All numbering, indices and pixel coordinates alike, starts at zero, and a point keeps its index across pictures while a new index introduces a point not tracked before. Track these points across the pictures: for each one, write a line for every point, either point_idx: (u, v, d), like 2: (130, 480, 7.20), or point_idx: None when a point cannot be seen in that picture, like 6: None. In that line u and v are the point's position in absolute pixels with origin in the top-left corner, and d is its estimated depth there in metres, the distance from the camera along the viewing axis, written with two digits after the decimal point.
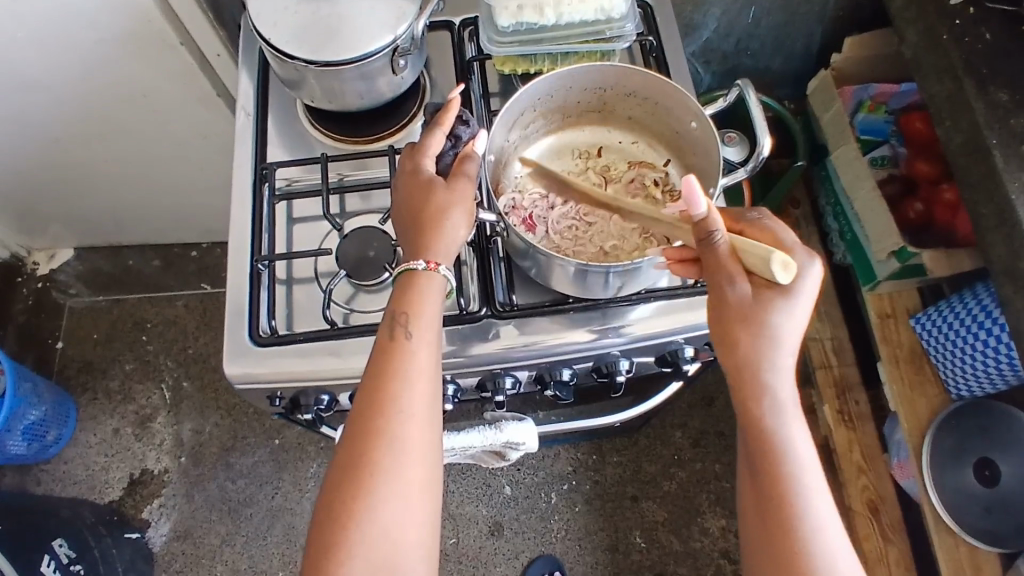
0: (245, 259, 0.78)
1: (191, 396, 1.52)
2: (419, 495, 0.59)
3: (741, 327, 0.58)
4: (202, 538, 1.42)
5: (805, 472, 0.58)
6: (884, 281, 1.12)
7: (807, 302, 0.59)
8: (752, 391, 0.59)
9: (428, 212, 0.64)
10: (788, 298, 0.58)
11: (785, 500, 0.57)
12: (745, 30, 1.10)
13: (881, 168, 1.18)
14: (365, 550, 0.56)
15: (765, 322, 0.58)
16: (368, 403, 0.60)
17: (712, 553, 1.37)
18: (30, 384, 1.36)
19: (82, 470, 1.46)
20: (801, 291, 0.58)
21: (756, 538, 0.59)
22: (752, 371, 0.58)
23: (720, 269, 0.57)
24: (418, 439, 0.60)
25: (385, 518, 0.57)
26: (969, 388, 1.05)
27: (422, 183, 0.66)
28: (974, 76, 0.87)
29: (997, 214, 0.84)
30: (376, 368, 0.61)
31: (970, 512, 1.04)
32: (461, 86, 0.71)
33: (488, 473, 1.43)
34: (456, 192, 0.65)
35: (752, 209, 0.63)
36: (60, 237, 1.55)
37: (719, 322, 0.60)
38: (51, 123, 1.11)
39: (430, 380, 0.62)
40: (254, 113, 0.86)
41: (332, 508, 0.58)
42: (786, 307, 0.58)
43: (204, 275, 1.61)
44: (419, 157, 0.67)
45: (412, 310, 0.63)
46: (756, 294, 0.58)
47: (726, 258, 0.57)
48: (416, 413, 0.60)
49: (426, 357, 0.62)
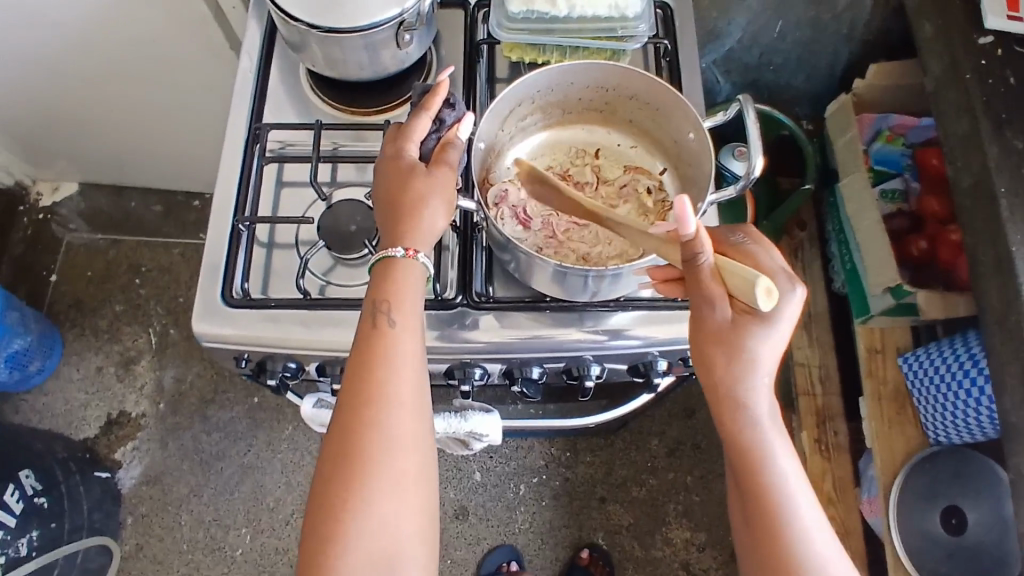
0: (227, 216, 0.77)
1: (176, 344, 1.52)
2: (413, 483, 0.60)
3: (717, 351, 0.58)
4: (171, 486, 1.43)
5: (796, 490, 0.58)
6: (877, 315, 1.11)
7: (787, 328, 0.58)
8: (734, 424, 0.58)
9: (407, 199, 0.63)
10: (766, 324, 0.57)
11: (777, 522, 0.57)
12: (770, 43, 1.07)
13: (891, 202, 1.15)
14: (360, 540, 0.57)
15: (739, 348, 0.57)
16: (353, 393, 0.60)
17: (672, 563, 1.37)
18: (19, 313, 1.37)
19: (61, 404, 1.47)
20: (781, 316, 0.57)
21: (750, 562, 0.59)
22: (733, 400, 0.58)
23: (702, 291, 0.56)
24: (407, 427, 0.60)
25: (379, 508, 0.58)
26: (948, 435, 1.03)
27: (401, 170, 0.65)
28: (992, 119, 0.85)
29: (995, 264, 0.82)
30: (359, 359, 0.61)
31: (931, 557, 1.03)
32: (451, 68, 0.69)
33: (460, 457, 1.43)
34: (437, 179, 0.64)
35: (736, 233, 0.63)
36: (65, 170, 1.55)
37: (696, 345, 0.59)
38: (61, 55, 1.10)
39: (416, 367, 0.62)
40: (255, 70, 0.85)
41: (323, 501, 0.58)
42: (765, 333, 0.57)
43: (203, 226, 1.61)
44: (402, 142, 0.66)
45: (395, 297, 0.62)
46: (734, 319, 0.57)
47: (708, 279, 0.55)
48: (404, 401, 0.60)
49: (412, 344, 0.62)
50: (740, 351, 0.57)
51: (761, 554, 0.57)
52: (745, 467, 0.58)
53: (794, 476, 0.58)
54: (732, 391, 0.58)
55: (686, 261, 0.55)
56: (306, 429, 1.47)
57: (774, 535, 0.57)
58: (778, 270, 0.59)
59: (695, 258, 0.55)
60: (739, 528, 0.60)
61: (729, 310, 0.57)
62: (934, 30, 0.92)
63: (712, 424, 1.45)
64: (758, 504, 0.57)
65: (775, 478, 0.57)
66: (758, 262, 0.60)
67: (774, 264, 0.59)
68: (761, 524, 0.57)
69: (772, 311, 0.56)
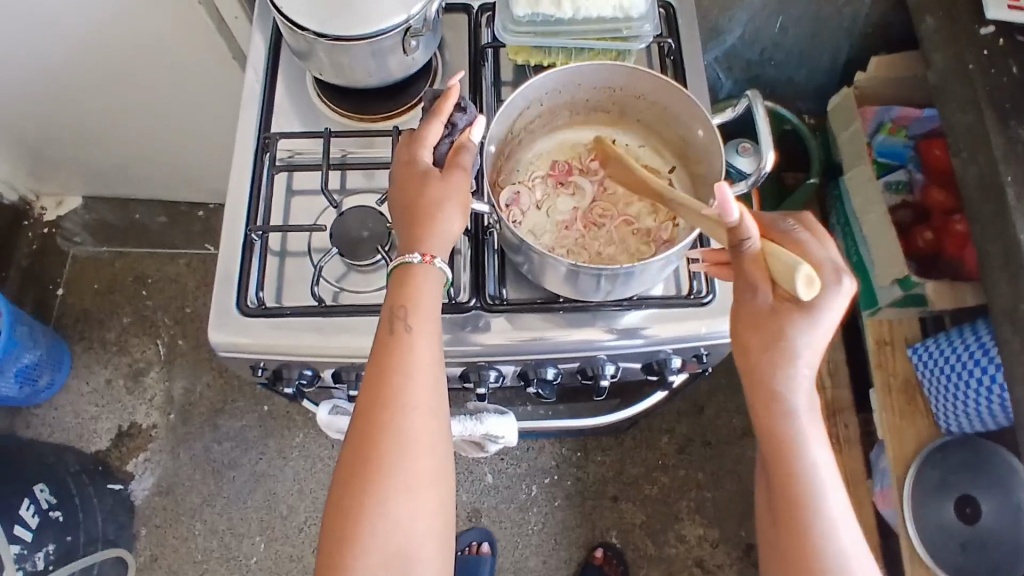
0: (239, 227, 0.77)
1: (184, 354, 1.53)
2: (430, 488, 0.60)
3: (755, 335, 0.59)
4: (183, 496, 1.43)
5: (827, 488, 0.58)
6: (885, 307, 1.11)
7: (830, 322, 0.58)
8: (769, 418, 0.59)
9: (422, 205, 0.64)
10: (807, 315, 0.57)
11: (804, 517, 0.58)
12: (771, 39, 1.08)
13: (896, 193, 1.15)
14: (376, 542, 0.58)
15: (779, 339, 0.58)
16: (372, 397, 0.61)
17: (686, 561, 1.37)
18: (27, 327, 1.37)
19: (71, 418, 1.48)
20: (822, 308, 0.57)
21: (774, 552, 0.60)
22: (765, 396, 0.59)
23: (745, 273, 0.57)
24: (424, 431, 0.61)
25: (396, 511, 0.59)
26: (960, 425, 1.03)
27: (416, 175, 0.65)
28: (996, 110, 0.85)
29: (1004, 254, 0.82)
30: (377, 364, 0.62)
31: (946, 548, 1.03)
32: (462, 72, 0.69)
33: (471, 460, 1.43)
34: (451, 184, 0.64)
35: (786, 219, 0.62)
36: (68, 183, 1.55)
37: (737, 330, 0.60)
38: (65, 69, 1.10)
39: (432, 371, 0.62)
40: (262, 79, 0.85)
41: (341, 503, 0.59)
42: (806, 324, 0.57)
43: (208, 236, 1.61)
44: (416, 148, 0.66)
45: (411, 302, 0.63)
46: (774, 305, 0.58)
47: (751, 262, 0.56)
48: (420, 406, 0.61)
49: (428, 349, 0.63)
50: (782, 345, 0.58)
51: (785, 547, 0.59)
52: (776, 462, 0.59)
53: (827, 474, 0.59)
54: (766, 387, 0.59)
55: (733, 245, 0.55)
56: (317, 435, 1.47)
57: (800, 530, 0.58)
58: (827, 264, 0.58)
59: (742, 243, 0.55)
60: (767, 520, 0.62)
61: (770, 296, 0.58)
62: (936, 22, 0.93)
63: (722, 420, 1.45)
64: (785, 498, 0.59)
65: (807, 475, 0.58)
66: (804, 250, 0.60)
67: (824, 257, 0.59)
68: (787, 517, 0.59)
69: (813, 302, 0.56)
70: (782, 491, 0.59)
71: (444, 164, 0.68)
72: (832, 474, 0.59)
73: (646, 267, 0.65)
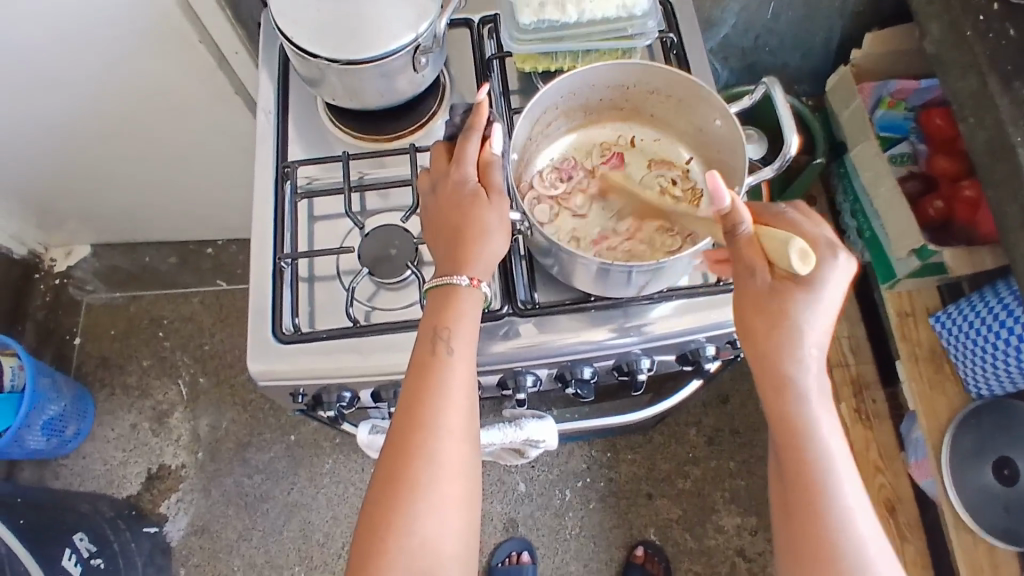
0: (267, 257, 0.78)
1: (207, 392, 1.53)
2: (456, 510, 0.61)
3: (762, 318, 0.60)
4: (219, 533, 1.43)
5: (842, 477, 0.58)
6: (903, 279, 1.12)
7: (832, 297, 0.60)
8: (785, 402, 0.60)
9: (472, 227, 0.65)
10: (808, 291, 0.58)
11: (819, 503, 0.58)
12: (764, 26, 1.09)
13: (902, 165, 1.18)
14: (402, 560, 0.58)
15: (787, 318, 0.59)
16: (410, 416, 0.62)
17: (727, 551, 1.37)
18: (49, 379, 1.37)
19: (100, 465, 1.48)
20: (824, 284, 0.59)
21: (785, 542, 0.60)
22: (780, 388, 0.60)
23: (743, 259, 0.59)
24: (455, 454, 0.61)
25: (420, 530, 0.59)
26: (989, 388, 1.04)
27: (462, 196, 0.66)
28: (998, 73, 0.86)
29: (1021, 214, 0.83)
30: (414, 384, 0.63)
31: (989, 512, 1.03)
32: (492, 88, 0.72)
33: (503, 470, 1.43)
34: (495, 206, 0.66)
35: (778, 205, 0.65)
36: (77, 233, 1.56)
37: (743, 315, 0.61)
38: (71, 120, 1.12)
39: (468, 395, 0.63)
40: (274, 111, 0.86)
41: (372, 518, 0.60)
42: (807, 301, 0.58)
43: (219, 272, 1.62)
44: (458, 165, 0.68)
45: (453, 325, 0.64)
46: (774, 285, 0.59)
47: (748, 247, 0.58)
48: (455, 428, 0.62)
49: (465, 373, 0.63)
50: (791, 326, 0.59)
51: (801, 543, 0.58)
52: (791, 446, 0.59)
53: (841, 462, 0.59)
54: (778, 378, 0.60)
55: (727, 231, 0.58)
56: (346, 460, 1.47)
57: (815, 523, 0.57)
58: (819, 241, 0.61)
59: (736, 228, 0.58)
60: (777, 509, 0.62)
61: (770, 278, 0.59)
62: None
63: (747, 408, 1.45)
64: (800, 491, 0.59)
65: (822, 460, 0.59)
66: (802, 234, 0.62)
67: (816, 233, 0.61)
68: (801, 510, 0.58)
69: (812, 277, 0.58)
70: (798, 486, 0.59)
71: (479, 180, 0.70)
72: (848, 469, 0.59)
73: (677, 260, 0.65)
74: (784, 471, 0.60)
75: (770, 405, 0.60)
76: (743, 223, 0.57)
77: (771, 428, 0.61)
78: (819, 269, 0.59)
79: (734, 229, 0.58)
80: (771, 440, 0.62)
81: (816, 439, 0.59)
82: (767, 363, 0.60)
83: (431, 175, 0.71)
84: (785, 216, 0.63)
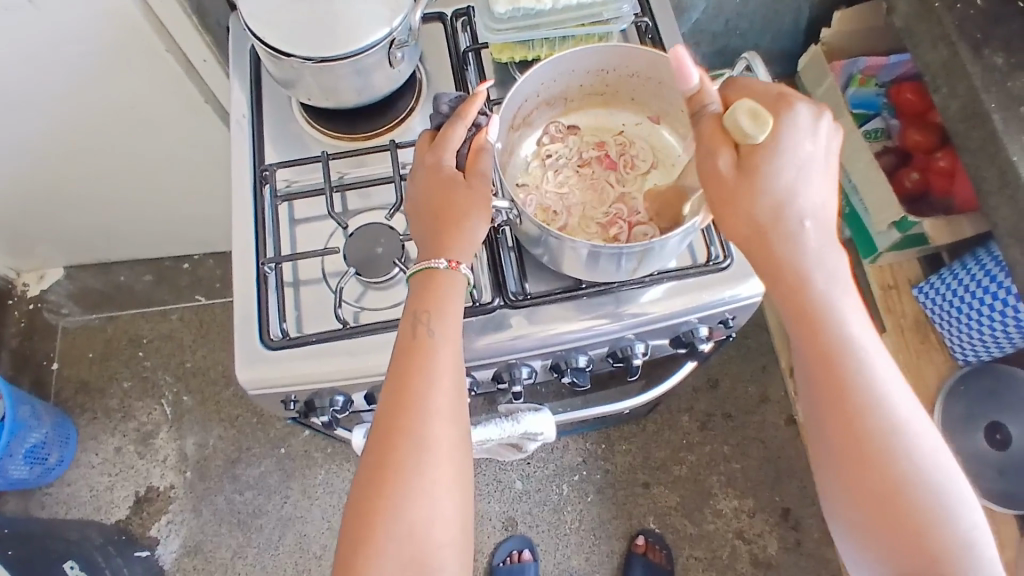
0: (250, 264, 0.77)
1: (192, 410, 1.50)
2: (448, 492, 0.59)
3: (732, 205, 0.58)
4: (213, 553, 1.40)
5: (875, 371, 0.58)
6: (885, 252, 1.14)
7: (806, 157, 0.58)
8: (803, 309, 0.59)
9: (451, 212, 0.65)
10: (782, 161, 0.57)
11: (858, 404, 0.58)
12: (734, 10, 1.08)
13: (876, 140, 1.22)
14: (393, 547, 0.57)
15: (762, 199, 0.57)
16: (394, 399, 0.61)
17: (726, 535, 1.37)
18: (29, 407, 1.34)
19: (86, 491, 1.44)
20: (793, 153, 0.57)
21: (833, 456, 0.59)
22: (805, 294, 0.59)
23: (706, 141, 0.59)
24: (442, 437, 0.60)
25: (411, 516, 0.58)
26: (976, 353, 1.07)
27: (441, 179, 0.66)
28: (968, 41, 0.88)
29: (999, 177, 0.85)
30: (398, 369, 0.62)
31: (983, 476, 1.07)
32: (487, 82, 0.70)
33: (498, 468, 1.42)
34: (474, 191, 0.65)
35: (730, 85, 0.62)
36: (47, 256, 1.51)
37: (717, 210, 0.59)
38: (35, 142, 1.09)
39: (454, 379, 0.62)
40: (249, 115, 0.84)
41: (360, 506, 0.59)
42: (780, 170, 0.57)
43: (197, 287, 1.58)
44: (440, 150, 0.67)
45: (433, 308, 0.63)
46: (739, 167, 0.58)
47: (711, 130, 0.58)
48: (442, 414, 0.61)
49: (449, 355, 0.62)
50: (769, 205, 0.58)
51: (852, 455, 0.58)
52: (821, 353, 0.59)
53: (874, 354, 0.59)
54: (797, 287, 0.58)
55: (694, 114, 0.60)
56: (339, 469, 1.45)
57: (849, 417, 0.58)
58: (778, 102, 0.58)
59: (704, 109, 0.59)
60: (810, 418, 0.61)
61: (732, 163, 0.58)
62: None
63: (738, 390, 1.46)
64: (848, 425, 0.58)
65: (853, 360, 0.58)
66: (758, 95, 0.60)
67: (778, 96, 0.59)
68: (840, 410, 0.58)
69: (778, 143, 0.57)
70: (829, 384, 0.58)
71: (465, 164, 0.69)
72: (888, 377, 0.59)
73: (666, 240, 0.64)
74: (816, 385, 0.59)
75: (795, 315, 0.59)
76: (711, 103, 0.59)
77: (802, 353, 0.60)
78: (781, 135, 0.57)
79: (700, 109, 0.59)
80: (799, 352, 0.60)
81: (839, 324, 0.59)
82: (770, 252, 0.58)
83: (413, 162, 0.70)
84: (749, 84, 0.61)
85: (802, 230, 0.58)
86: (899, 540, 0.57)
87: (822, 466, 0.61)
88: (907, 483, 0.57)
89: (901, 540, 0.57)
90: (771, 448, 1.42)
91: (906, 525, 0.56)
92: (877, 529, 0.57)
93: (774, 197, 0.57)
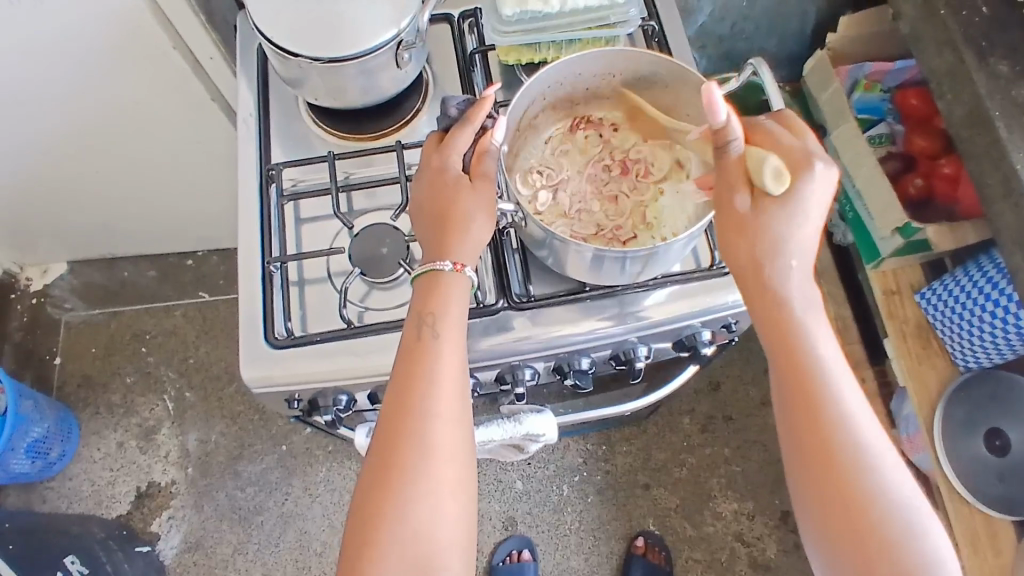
0: (256, 263, 0.77)
1: (194, 406, 1.50)
2: (451, 494, 0.60)
3: (738, 237, 0.60)
4: (213, 548, 1.41)
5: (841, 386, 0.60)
6: (888, 258, 1.14)
7: (816, 208, 0.60)
8: (773, 325, 0.61)
9: (454, 215, 0.65)
10: (791, 207, 0.59)
11: (824, 416, 0.59)
12: (740, 14, 1.08)
13: (880, 146, 1.20)
14: (397, 548, 0.57)
15: (763, 239, 0.59)
16: (399, 399, 0.61)
17: (726, 537, 1.38)
18: (31, 401, 1.35)
19: (87, 486, 1.45)
20: (805, 201, 0.59)
21: (799, 467, 0.60)
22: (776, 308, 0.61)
23: (725, 177, 0.60)
24: (446, 439, 0.60)
25: (413, 517, 0.58)
26: (977, 359, 1.07)
27: (446, 182, 0.66)
28: (973, 48, 0.88)
29: (1003, 185, 0.85)
30: (403, 369, 0.62)
31: (983, 481, 1.07)
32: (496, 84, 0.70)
33: (499, 468, 1.43)
34: (479, 194, 0.65)
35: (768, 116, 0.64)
36: (51, 251, 1.52)
37: (721, 232, 0.62)
38: (42, 138, 1.09)
39: (457, 380, 0.62)
40: (255, 113, 0.85)
41: (364, 506, 0.59)
42: (790, 215, 0.59)
43: (200, 284, 1.59)
44: (445, 153, 0.67)
45: (438, 309, 0.63)
46: (756, 205, 0.59)
47: (734, 168, 0.60)
48: (446, 415, 0.61)
49: (453, 355, 0.63)
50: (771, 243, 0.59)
51: (818, 466, 0.59)
52: (787, 366, 0.60)
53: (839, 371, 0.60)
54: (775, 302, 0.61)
55: (716, 146, 0.59)
56: (340, 467, 1.45)
57: (812, 429, 0.59)
58: (800, 152, 0.60)
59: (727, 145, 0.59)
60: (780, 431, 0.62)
61: (750, 201, 0.60)
62: None
63: (739, 393, 1.46)
64: (817, 441, 0.59)
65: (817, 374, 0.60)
66: (779, 141, 0.61)
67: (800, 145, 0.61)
68: (806, 420, 0.59)
69: (794, 190, 0.59)
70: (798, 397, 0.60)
71: (470, 166, 0.69)
72: (856, 400, 0.60)
73: (671, 244, 0.64)
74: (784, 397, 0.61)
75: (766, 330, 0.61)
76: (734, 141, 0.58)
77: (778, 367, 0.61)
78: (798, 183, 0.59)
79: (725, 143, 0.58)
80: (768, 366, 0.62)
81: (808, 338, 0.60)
82: (761, 291, 0.61)
83: (419, 163, 0.70)
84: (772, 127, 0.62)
85: (789, 271, 0.60)
86: (866, 558, 0.57)
87: (790, 477, 0.61)
88: (871, 497, 0.57)
89: (870, 561, 0.57)
90: (772, 451, 1.42)
91: (874, 547, 0.57)
92: (845, 548, 0.58)
93: (778, 235, 0.59)
